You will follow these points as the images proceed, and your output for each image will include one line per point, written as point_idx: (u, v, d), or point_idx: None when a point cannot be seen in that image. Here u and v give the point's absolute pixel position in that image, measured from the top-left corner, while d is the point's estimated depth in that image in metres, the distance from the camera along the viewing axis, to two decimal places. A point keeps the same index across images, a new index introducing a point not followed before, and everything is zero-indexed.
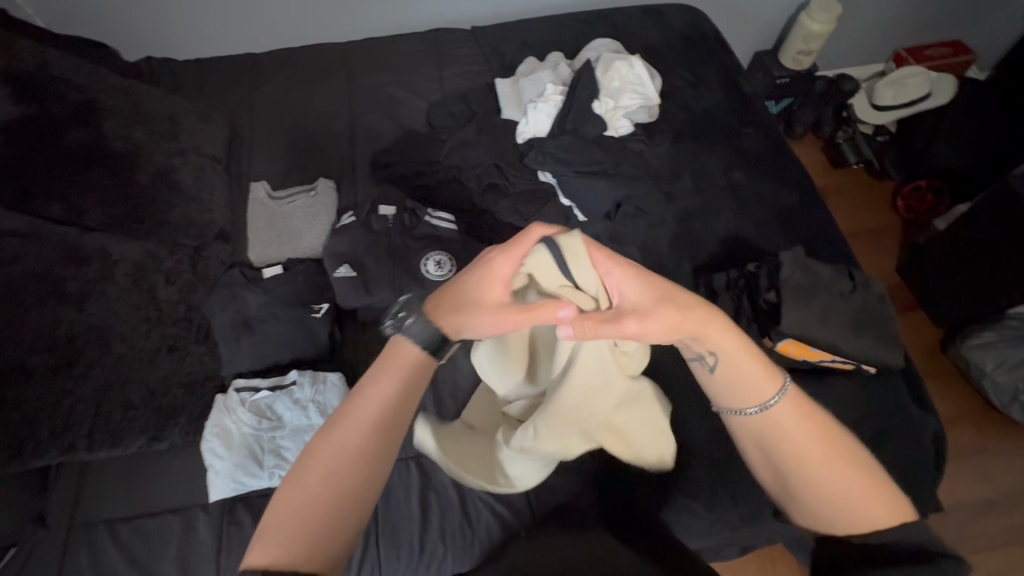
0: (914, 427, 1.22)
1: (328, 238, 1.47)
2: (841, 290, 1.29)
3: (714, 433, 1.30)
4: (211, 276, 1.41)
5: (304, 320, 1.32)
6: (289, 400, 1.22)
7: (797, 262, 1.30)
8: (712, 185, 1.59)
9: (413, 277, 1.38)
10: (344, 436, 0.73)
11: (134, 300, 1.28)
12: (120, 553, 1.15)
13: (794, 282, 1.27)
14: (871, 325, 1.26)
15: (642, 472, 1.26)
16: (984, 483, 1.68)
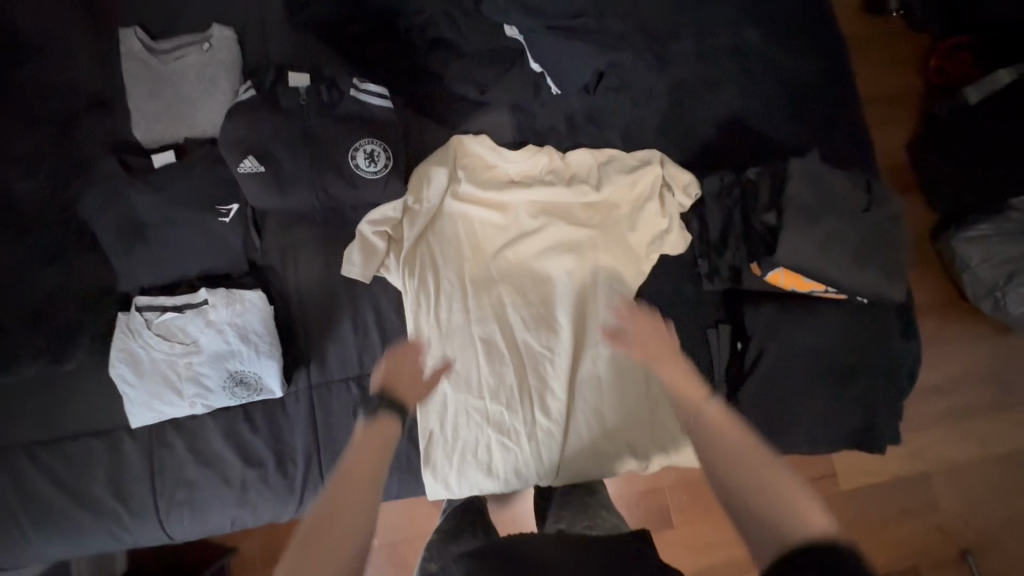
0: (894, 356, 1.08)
1: (227, 114, 1.13)
2: (852, 209, 0.98)
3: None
4: (89, 161, 1.12)
5: (210, 225, 1.08)
6: (204, 321, 1.05)
7: (808, 172, 0.97)
8: (720, 47, 1.27)
9: (339, 174, 1.08)
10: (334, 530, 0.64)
11: (38, 196, 1.09)
12: (45, 477, 1.08)
13: (802, 202, 0.95)
14: (877, 251, 0.97)
15: (599, 407, 1.12)
16: (957, 388, 1.64)
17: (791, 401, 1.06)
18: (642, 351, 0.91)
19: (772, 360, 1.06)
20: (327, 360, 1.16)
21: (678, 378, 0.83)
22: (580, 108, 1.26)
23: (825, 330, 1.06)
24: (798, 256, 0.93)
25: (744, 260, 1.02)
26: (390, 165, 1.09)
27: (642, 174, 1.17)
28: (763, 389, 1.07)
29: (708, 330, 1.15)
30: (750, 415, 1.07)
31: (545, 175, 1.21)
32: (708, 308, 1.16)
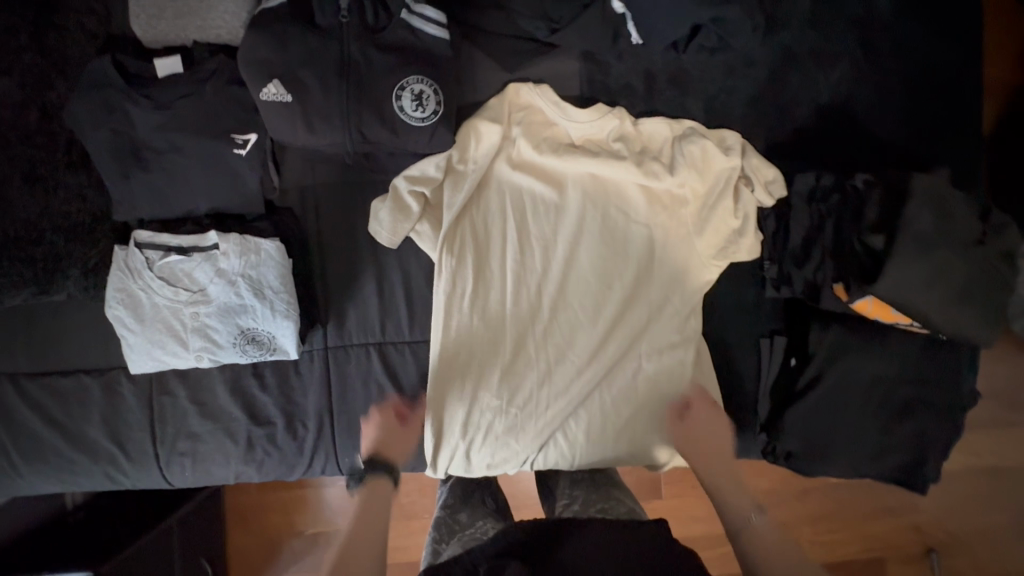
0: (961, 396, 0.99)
1: (247, 21, 0.93)
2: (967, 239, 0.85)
3: (723, 363, 1.09)
4: (81, 60, 0.94)
5: (223, 157, 0.93)
6: (214, 270, 0.93)
7: (927, 195, 0.86)
8: (835, 15, 1.08)
9: (378, 114, 0.90)
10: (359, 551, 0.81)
11: (16, 98, 0.93)
12: (35, 412, 1.00)
13: (920, 228, 0.83)
14: (984, 294, 0.85)
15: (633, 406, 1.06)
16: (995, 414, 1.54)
17: (839, 430, 1.00)
18: (697, 447, 1.01)
19: (831, 385, 0.99)
20: (346, 322, 1.06)
21: (729, 492, 0.94)
22: (661, 68, 1.09)
23: (892, 363, 0.98)
24: (899, 288, 0.83)
25: (828, 278, 0.91)
26: (440, 110, 0.92)
27: (721, 160, 1.03)
28: (812, 414, 1.00)
29: (762, 340, 1.07)
30: (791, 437, 1.02)
31: (612, 143, 1.06)
32: (766, 318, 1.08)
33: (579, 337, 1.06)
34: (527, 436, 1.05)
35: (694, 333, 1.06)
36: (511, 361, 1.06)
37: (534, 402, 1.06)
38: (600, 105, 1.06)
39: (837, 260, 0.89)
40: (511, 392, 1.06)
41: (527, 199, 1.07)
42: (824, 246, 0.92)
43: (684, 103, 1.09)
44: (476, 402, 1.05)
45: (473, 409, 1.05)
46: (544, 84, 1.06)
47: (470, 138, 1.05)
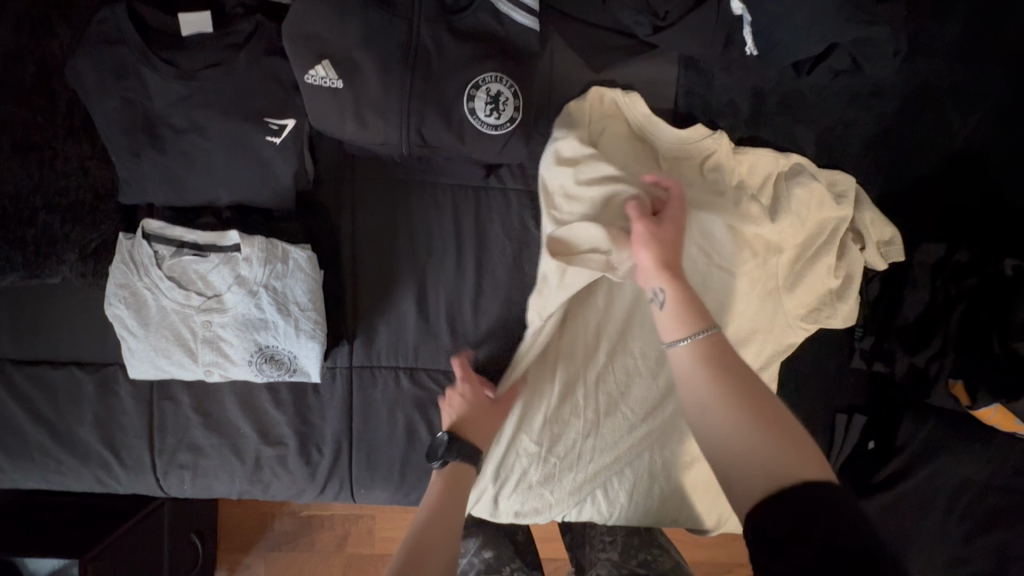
0: None
1: None
2: None
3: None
4: (92, 5, 0.78)
5: (253, 144, 0.78)
6: (233, 276, 0.80)
7: None
8: (990, 45, 0.90)
9: (444, 115, 0.75)
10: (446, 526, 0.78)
11: (12, 45, 0.77)
12: (21, 405, 0.89)
13: None
14: None
15: (685, 470, 0.97)
16: None
17: (916, 533, 0.89)
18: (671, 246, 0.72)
19: (915, 483, 0.88)
20: (376, 340, 0.93)
21: (678, 303, 0.67)
22: (772, 86, 0.92)
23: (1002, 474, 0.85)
24: None
25: (943, 372, 0.81)
26: (518, 118, 0.76)
27: (830, 210, 0.88)
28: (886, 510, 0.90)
29: (838, 415, 0.96)
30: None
31: (706, 173, 0.90)
32: (849, 390, 0.96)
33: (636, 389, 0.94)
34: (570, 497, 0.94)
35: None
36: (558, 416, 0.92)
37: (578, 460, 0.93)
38: (698, 125, 0.90)
39: (961, 355, 0.79)
40: (554, 449, 0.93)
41: None
42: (947, 335, 0.81)
43: (792, 132, 0.93)
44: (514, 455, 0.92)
45: (510, 463, 0.92)
46: (634, 91, 0.90)
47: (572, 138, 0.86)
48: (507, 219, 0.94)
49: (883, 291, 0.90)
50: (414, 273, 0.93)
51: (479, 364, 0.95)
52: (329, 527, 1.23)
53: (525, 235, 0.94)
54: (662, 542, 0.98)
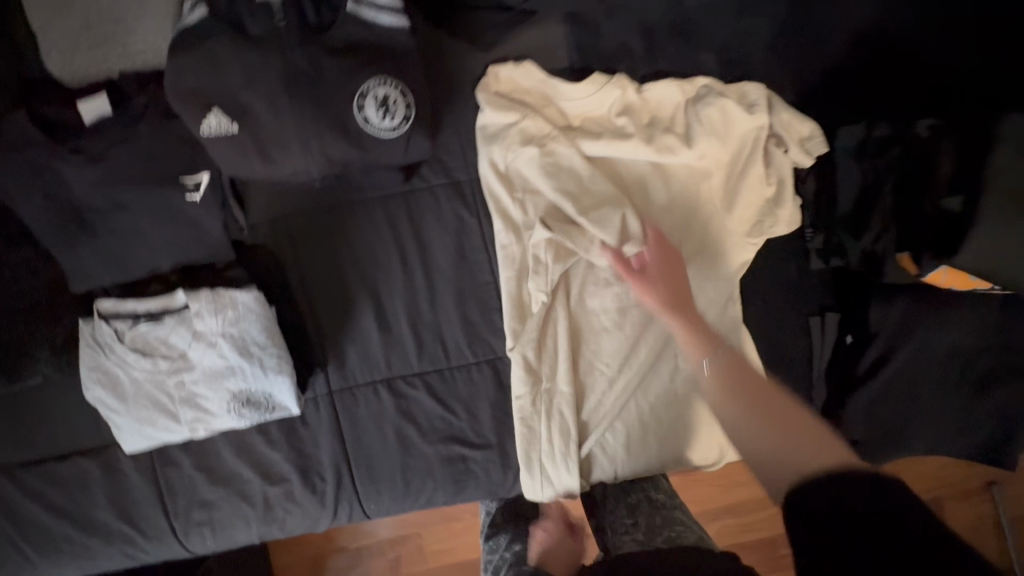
0: None
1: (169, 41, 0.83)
2: None
3: (770, 351, 0.95)
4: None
5: (175, 206, 0.82)
6: (190, 333, 0.83)
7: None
8: None
9: (341, 131, 0.77)
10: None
11: None
12: (38, 503, 0.94)
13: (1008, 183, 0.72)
14: None
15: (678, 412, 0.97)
16: None
17: (916, 413, 0.89)
18: (669, 288, 0.83)
19: (899, 364, 0.88)
20: (348, 360, 0.96)
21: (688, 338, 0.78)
22: (659, 18, 0.93)
23: (978, 333, 0.86)
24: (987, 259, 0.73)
25: (892, 250, 0.81)
26: (411, 115, 0.79)
27: (743, 123, 0.88)
28: (880, 399, 0.90)
29: (812, 319, 0.94)
30: (857, 426, 0.91)
31: (616, 119, 0.91)
32: (816, 290, 0.94)
33: (609, 345, 0.95)
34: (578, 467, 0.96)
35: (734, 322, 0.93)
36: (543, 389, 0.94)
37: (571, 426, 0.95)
38: (595, 75, 0.91)
39: (903, 227, 0.79)
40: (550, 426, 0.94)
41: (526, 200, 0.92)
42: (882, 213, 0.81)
43: (692, 56, 0.94)
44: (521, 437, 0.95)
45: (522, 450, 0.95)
46: (526, 60, 0.92)
47: (497, 111, 0.90)
48: (441, 214, 0.96)
49: (816, 187, 0.89)
50: (367, 287, 0.96)
51: (452, 359, 0.97)
52: (377, 552, 1.25)
53: (462, 224, 0.96)
54: (682, 518, 1.01)
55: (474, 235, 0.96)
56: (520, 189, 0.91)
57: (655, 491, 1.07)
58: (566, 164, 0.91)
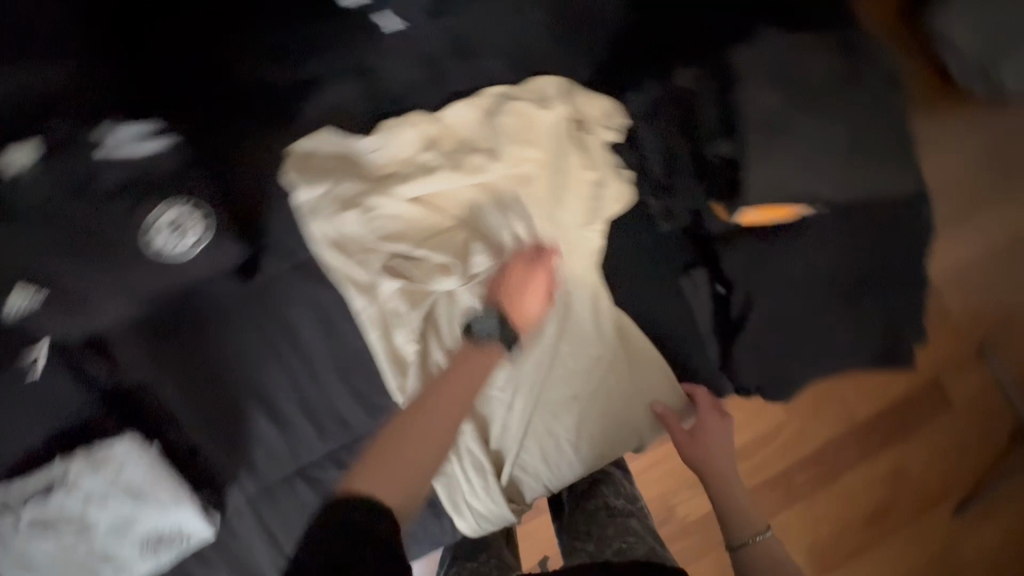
0: (905, 254, 0.88)
1: None
2: (831, 82, 0.81)
3: (653, 325, 0.95)
4: None
5: (34, 386, 0.87)
6: (82, 496, 0.84)
7: (762, 65, 0.80)
8: None
9: (145, 263, 0.78)
10: (383, 476, 0.75)
11: None
12: None
13: (763, 109, 0.79)
14: (877, 142, 0.80)
15: (586, 413, 0.95)
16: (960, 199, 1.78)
17: (800, 341, 0.88)
18: (711, 460, 0.94)
19: (766, 303, 0.86)
20: (255, 465, 0.95)
21: (739, 508, 0.91)
22: (437, 47, 0.94)
23: (827, 247, 0.86)
24: (774, 187, 0.79)
25: (701, 198, 0.85)
26: (209, 227, 0.80)
27: (540, 120, 0.89)
28: (761, 341, 0.88)
29: (681, 280, 0.94)
30: (749, 373, 0.90)
31: (422, 154, 0.90)
32: (673, 252, 0.94)
33: (495, 370, 0.95)
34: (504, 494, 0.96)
35: (604, 309, 0.93)
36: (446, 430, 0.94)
37: (482, 459, 0.95)
38: (387, 121, 0.91)
39: (704, 178, 0.83)
40: (466, 464, 0.95)
41: (363, 260, 0.91)
42: (682, 161, 0.84)
43: (481, 72, 0.94)
44: (446, 481, 0.95)
45: (449, 495, 0.95)
46: (320, 126, 0.92)
47: (306, 184, 0.90)
48: (295, 295, 0.96)
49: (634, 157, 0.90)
50: (249, 390, 0.95)
51: (353, 428, 0.98)
52: None
53: (320, 300, 0.96)
54: (635, 527, 1.04)
55: (335, 307, 0.97)
56: (354, 253, 0.91)
57: (615, 498, 1.12)
58: (381, 213, 0.90)
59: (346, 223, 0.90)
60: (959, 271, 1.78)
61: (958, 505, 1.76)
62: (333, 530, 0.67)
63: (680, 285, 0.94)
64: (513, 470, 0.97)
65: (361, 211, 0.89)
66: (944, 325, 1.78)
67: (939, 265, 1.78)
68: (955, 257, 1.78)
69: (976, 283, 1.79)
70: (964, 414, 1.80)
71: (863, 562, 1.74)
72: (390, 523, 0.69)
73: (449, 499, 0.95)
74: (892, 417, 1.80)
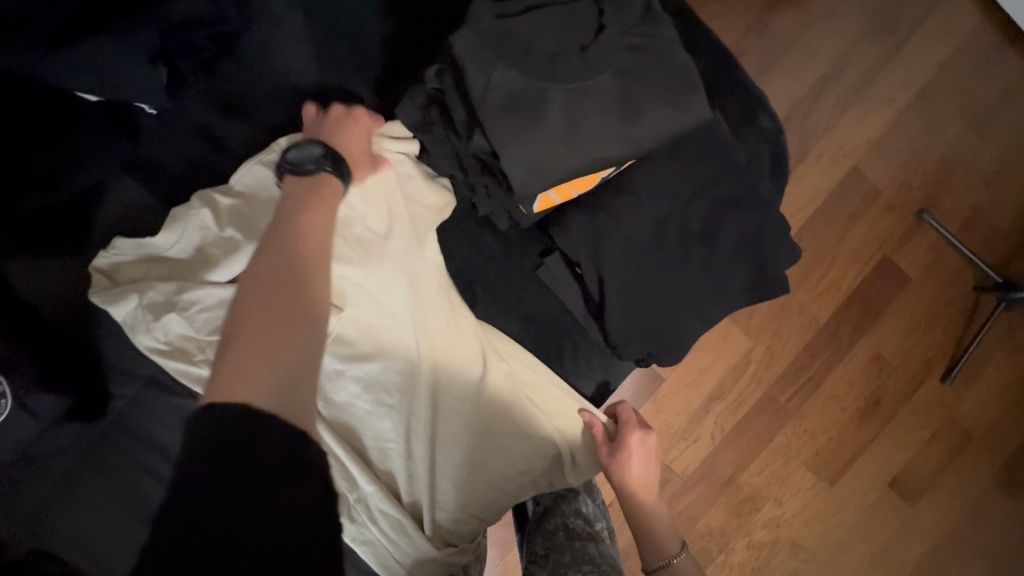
0: (748, 166, 0.81)
1: None
2: (576, 29, 0.67)
3: (525, 324, 0.92)
4: None
5: None
6: None
7: (486, 37, 0.66)
8: None
9: None
10: (240, 363, 0.52)
11: None
12: None
13: (506, 87, 0.65)
14: (654, 74, 0.67)
15: (487, 431, 0.90)
16: (850, 70, 1.70)
17: (669, 294, 0.82)
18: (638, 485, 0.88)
19: (617, 272, 0.81)
20: None
21: (657, 528, 0.89)
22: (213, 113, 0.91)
23: (663, 188, 0.79)
24: (549, 167, 0.66)
25: (507, 197, 0.76)
26: (6, 389, 0.75)
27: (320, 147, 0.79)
28: (630, 308, 0.82)
29: (539, 271, 0.88)
30: (632, 346, 0.84)
31: (225, 230, 0.85)
32: (524, 245, 0.89)
33: (380, 421, 0.89)
34: (435, 538, 0.91)
35: (465, 321, 0.88)
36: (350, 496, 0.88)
37: (397, 518, 0.88)
38: (178, 211, 0.86)
39: (492, 175, 0.74)
40: (385, 522, 0.89)
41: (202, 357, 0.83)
42: (463, 163, 0.75)
43: (265, 125, 0.91)
44: (370, 546, 0.89)
45: (377, 559, 0.89)
46: (114, 238, 0.86)
47: (118, 299, 0.83)
48: (157, 413, 0.90)
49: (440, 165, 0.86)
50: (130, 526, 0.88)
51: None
52: None
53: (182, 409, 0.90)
54: (592, 554, 1.01)
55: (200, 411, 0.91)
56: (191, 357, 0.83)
57: (576, 519, 1.10)
58: (202, 302, 0.82)
59: (171, 327, 0.83)
60: (874, 143, 1.71)
61: (946, 372, 1.70)
62: (210, 455, 0.46)
63: (544, 271, 0.88)
64: (436, 514, 0.90)
65: (179, 309, 0.82)
66: (875, 201, 1.72)
67: (848, 142, 1.71)
68: (866, 130, 1.71)
69: (893, 148, 1.72)
70: (924, 281, 1.73)
71: (868, 458, 1.69)
72: (311, 444, 0.50)
73: (380, 563, 0.90)
74: (860, 308, 1.71)
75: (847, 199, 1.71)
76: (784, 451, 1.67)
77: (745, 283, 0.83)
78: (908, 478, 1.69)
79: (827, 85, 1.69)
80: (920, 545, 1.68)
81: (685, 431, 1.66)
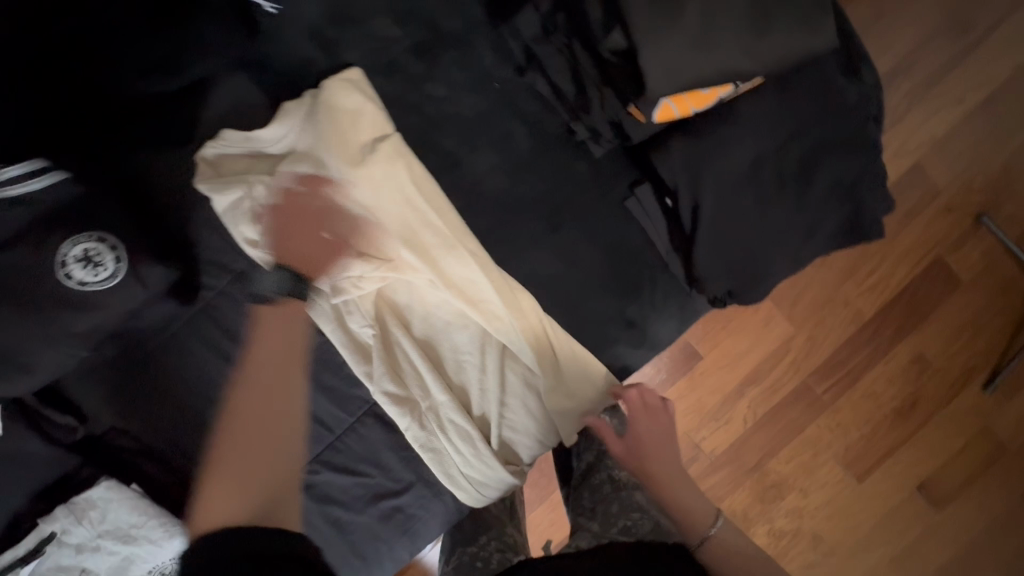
0: (845, 115, 0.82)
1: None
2: None
3: (608, 253, 0.91)
4: None
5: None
6: (74, 548, 0.82)
7: None
8: None
9: (64, 303, 0.77)
10: (210, 510, 0.65)
11: None
12: None
13: None
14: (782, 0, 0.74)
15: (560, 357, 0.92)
16: (926, 62, 1.65)
17: (762, 231, 0.83)
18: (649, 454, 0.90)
19: (712, 203, 0.82)
20: None
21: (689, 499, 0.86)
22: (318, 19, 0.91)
23: (765, 125, 0.81)
24: (678, 74, 0.73)
25: (620, 108, 0.84)
26: (123, 255, 0.79)
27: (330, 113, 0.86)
28: (721, 241, 0.84)
29: (628, 202, 0.90)
30: (717, 280, 0.86)
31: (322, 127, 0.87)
32: (617, 174, 0.91)
33: (457, 334, 0.93)
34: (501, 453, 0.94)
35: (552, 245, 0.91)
36: (424, 404, 0.92)
37: (467, 429, 0.91)
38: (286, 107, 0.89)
39: (610, 84, 0.82)
40: (454, 435, 0.91)
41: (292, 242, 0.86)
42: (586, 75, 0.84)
43: (366, 34, 0.90)
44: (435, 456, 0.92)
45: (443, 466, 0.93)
46: (223, 129, 0.89)
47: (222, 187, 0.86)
48: (247, 308, 0.91)
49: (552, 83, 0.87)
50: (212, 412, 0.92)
51: (334, 427, 0.94)
52: None
53: None
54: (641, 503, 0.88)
55: None
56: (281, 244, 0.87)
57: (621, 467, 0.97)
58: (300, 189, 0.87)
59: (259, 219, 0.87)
60: (942, 139, 1.67)
61: (988, 380, 1.67)
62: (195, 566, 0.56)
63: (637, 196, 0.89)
64: (503, 431, 0.94)
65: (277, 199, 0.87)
66: (934, 200, 1.68)
67: (915, 137, 1.67)
68: (937, 125, 1.67)
69: (961, 146, 1.68)
70: (977, 286, 1.70)
71: (901, 457, 1.67)
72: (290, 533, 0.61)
73: (445, 473, 0.93)
74: (908, 306, 1.68)
75: (906, 194, 1.68)
76: (816, 442, 1.66)
77: (831, 230, 0.84)
78: (937, 483, 1.68)
79: (900, 74, 1.65)
80: (943, 551, 1.67)
81: (717, 412, 1.65)
